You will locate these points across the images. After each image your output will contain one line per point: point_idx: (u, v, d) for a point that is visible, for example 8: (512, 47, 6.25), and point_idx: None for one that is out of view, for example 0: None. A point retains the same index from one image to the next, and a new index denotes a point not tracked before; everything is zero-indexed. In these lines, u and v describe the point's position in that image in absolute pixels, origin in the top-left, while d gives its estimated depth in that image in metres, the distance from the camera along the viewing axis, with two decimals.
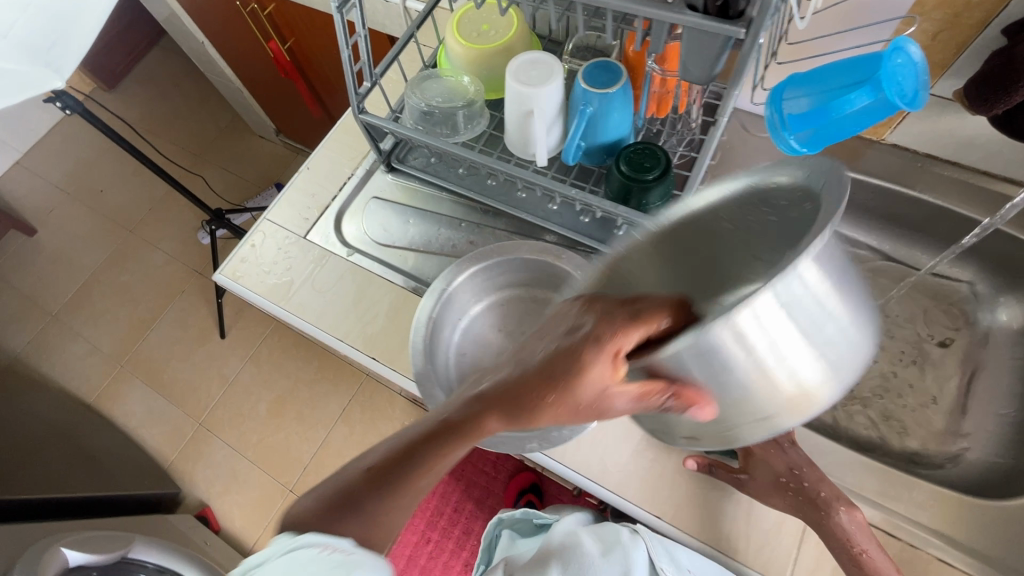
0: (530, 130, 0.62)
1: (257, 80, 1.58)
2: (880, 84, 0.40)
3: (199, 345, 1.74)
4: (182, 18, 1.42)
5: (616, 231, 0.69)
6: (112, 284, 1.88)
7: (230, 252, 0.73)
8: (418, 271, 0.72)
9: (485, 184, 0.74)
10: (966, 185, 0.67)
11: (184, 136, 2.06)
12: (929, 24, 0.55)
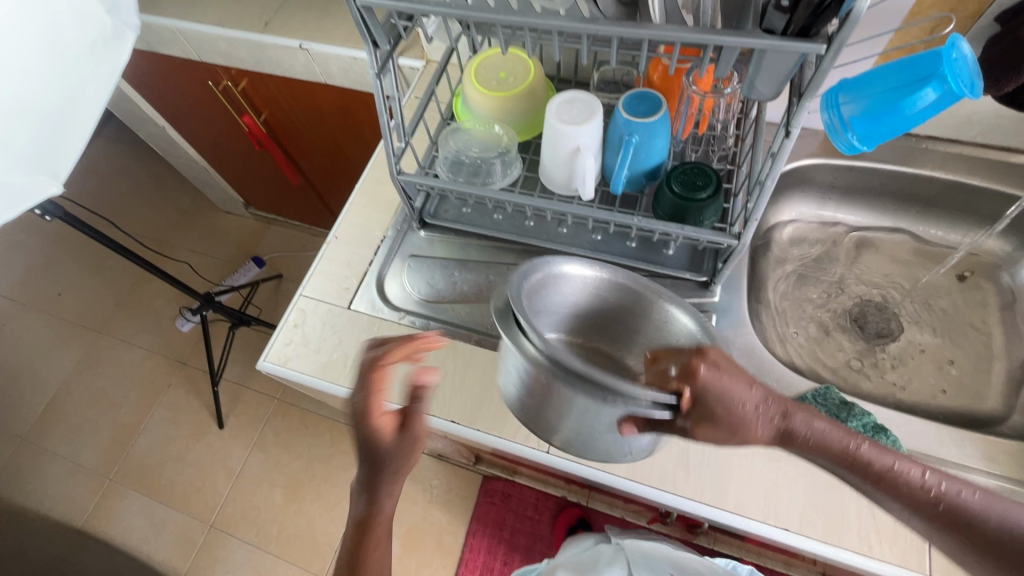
0: (577, 166, 0.63)
1: (227, 156, 1.53)
2: (947, 78, 0.42)
3: (196, 440, 1.62)
4: (143, 105, 1.37)
5: (665, 250, 0.69)
6: (86, 392, 1.73)
7: (272, 336, 0.70)
8: (477, 322, 0.70)
9: (526, 224, 0.73)
10: (972, 159, 0.73)
11: (145, 224, 1.96)
12: (929, 18, 0.60)
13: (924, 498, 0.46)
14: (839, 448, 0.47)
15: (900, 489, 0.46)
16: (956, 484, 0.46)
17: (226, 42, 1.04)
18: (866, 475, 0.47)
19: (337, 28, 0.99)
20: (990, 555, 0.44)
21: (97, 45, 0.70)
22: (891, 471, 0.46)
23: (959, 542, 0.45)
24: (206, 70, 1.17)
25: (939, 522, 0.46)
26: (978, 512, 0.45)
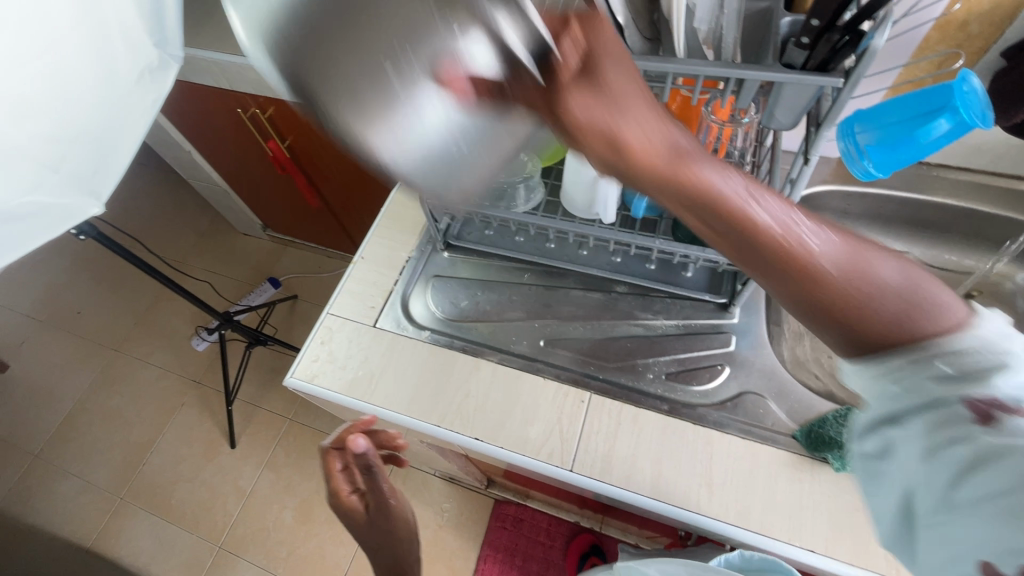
0: (599, 191, 0.65)
1: (249, 180, 1.58)
2: (959, 109, 0.44)
3: (208, 460, 1.63)
4: (171, 130, 1.43)
5: (684, 272, 0.71)
6: (101, 410, 1.75)
7: (299, 353, 0.72)
8: (499, 340, 0.71)
9: (547, 246, 0.75)
10: (982, 186, 0.75)
11: (165, 245, 2.01)
12: (937, 53, 0.63)
13: (833, 257, 0.35)
14: (725, 187, 0.35)
15: (802, 248, 0.35)
16: (863, 243, 0.36)
17: (257, 72, 1.09)
18: (763, 226, 0.35)
19: None
20: (892, 332, 0.36)
21: (144, 78, 0.74)
22: (792, 222, 0.35)
23: (861, 315, 0.35)
24: (236, 98, 1.22)
25: (842, 289, 0.35)
26: (894, 289, 0.35)
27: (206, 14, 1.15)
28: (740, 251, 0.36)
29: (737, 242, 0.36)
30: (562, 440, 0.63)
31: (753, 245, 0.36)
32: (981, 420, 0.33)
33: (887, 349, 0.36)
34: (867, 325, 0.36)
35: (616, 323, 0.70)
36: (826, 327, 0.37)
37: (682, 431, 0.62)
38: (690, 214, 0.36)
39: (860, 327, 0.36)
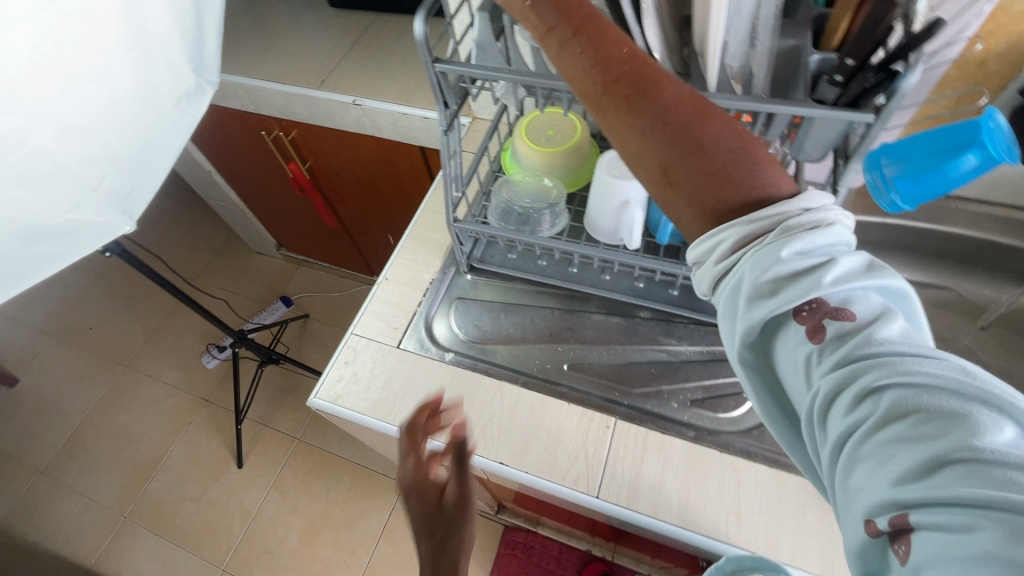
0: (625, 217, 0.66)
1: (267, 200, 1.61)
2: (986, 144, 0.45)
3: (214, 480, 1.61)
4: (194, 152, 1.46)
5: (707, 298, 0.72)
6: (109, 426, 1.74)
7: (323, 373, 0.72)
8: (522, 363, 0.71)
9: (570, 270, 0.76)
10: (1001, 219, 0.76)
11: (179, 262, 2.03)
12: (957, 90, 0.65)
13: (677, 114, 0.37)
14: (612, 49, 0.39)
15: (651, 98, 0.38)
16: (719, 112, 0.38)
17: (283, 97, 1.12)
18: (631, 79, 0.38)
19: (388, 86, 1.07)
20: (713, 188, 0.37)
21: (182, 102, 0.76)
22: (656, 80, 0.38)
23: (688, 167, 0.37)
24: (261, 121, 1.25)
25: (673, 140, 0.37)
26: (723, 151, 0.37)
27: (236, 42, 1.19)
28: (603, 109, 0.39)
29: (602, 99, 0.39)
30: (588, 466, 0.63)
31: (613, 98, 0.39)
32: (827, 336, 0.32)
33: (724, 223, 0.37)
34: (691, 181, 0.37)
35: (640, 348, 0.70)
36: (661, 191, 0.39)
37: (708, 458, 0.62)
38: (581, 76, 0.40)
39: (690, 180, 0.37)
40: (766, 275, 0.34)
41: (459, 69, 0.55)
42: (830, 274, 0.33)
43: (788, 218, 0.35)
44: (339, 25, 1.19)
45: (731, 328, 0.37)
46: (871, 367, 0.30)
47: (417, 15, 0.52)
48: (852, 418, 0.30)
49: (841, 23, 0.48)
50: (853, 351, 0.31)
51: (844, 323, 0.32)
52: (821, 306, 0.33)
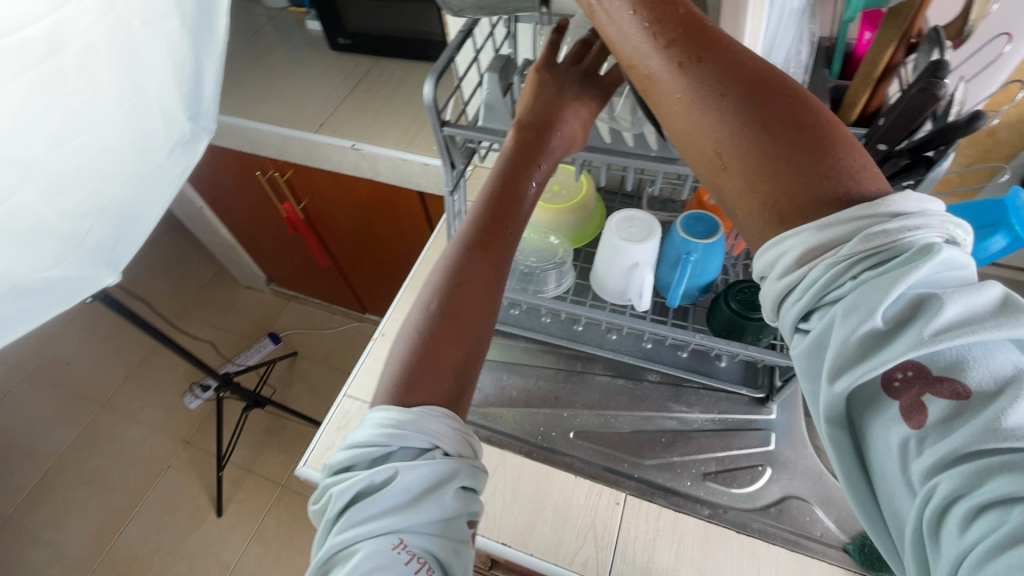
0: (635, 279, 0.64)
1: (259, 237, 1.57)
2: (1013, 228, 0.44)
3: (191, 529, 1.53)
4: (186, 188, 1.43)
5: (718, 361, 0.68)
6: (81, 470, 1.65)
7: (313, 439, 0.68)
8: (526, 431, 0.68)
9: (575, 329, 0.72)
10: (1006, 280, 0.76)
11: (164, 296, 1.97)
12: (965, 156, 0.65)
13: (741, 83, 0.32)
14: (665, 7, 0.33)
15: (712, 65, 0.32)
16: (789, 84, 0.32)
17: (280, 138, 1.10)
18: (687, 40, 0.32)
19: (388, 131, 1.06)
20: (777, 172, 0.31)
21: (176, 149, 0.73)
22: (724, 56, 0.32)
23: (748, 146, 0.31)
24: (256, 161, 1.23)
25: (734, 116, 0.32)
26: (803, 173, 0.30)
27: (234, 83, 1.18)
28: (652, 78, 0.34)
29: (651, 64, 0.33)
30: (598, 547, 0.59)
31: (666, 67, 0.33)
32: (928, 419, 0.26)
33: (791, 229, 0.31)
34: (752, 163, 0.31)
35: (650, 416, 0.67)
36: (715, 175, 0.34)
37: (725, 540, 0.58)
38: (623, 42, 0.34)
39: (750, 163, 0.31)
40: (854, 325, 0.28)
41: (468, 132, 0.53)
42: (937, 322, 0.26)
43: (876, 234, 0.28)
44: (341, 68, 1.19)
45: (809, 385, 0.31)
46: (993, 467, 0.24)
47: (428, 77, 0.51)
48: (965, 535, 0.24)
49: (860, 96, 0.46)
50: (966, 441, 0.25)
51: (952, 399, 0.26)
52: (920, 372, 0.27)
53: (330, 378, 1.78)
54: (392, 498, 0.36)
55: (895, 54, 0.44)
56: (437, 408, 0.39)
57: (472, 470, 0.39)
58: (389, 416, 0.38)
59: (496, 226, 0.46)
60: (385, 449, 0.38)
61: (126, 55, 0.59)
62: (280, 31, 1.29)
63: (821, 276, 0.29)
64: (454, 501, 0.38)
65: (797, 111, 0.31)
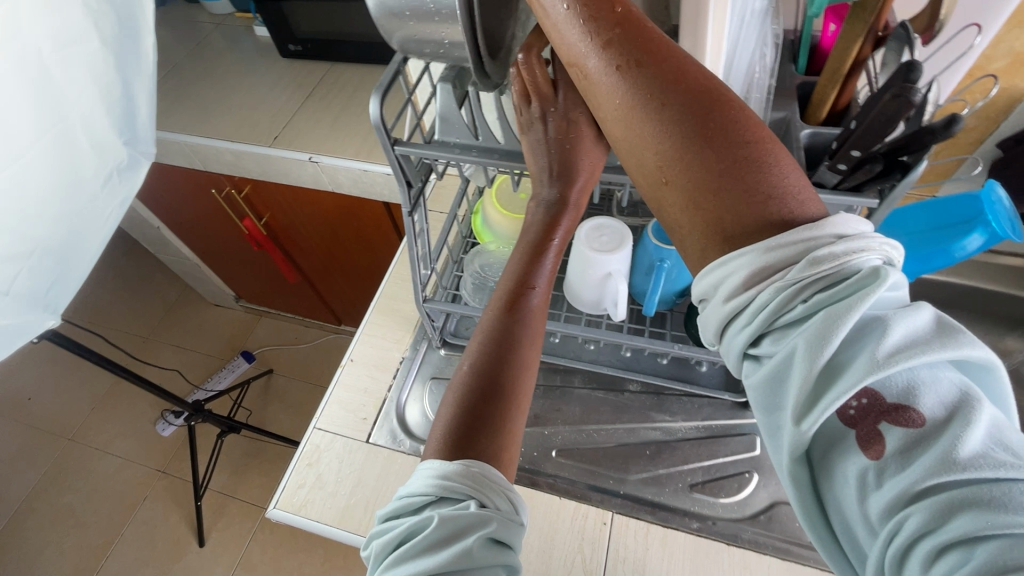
0: (609, 288, 0.62)
1: (222, 254, 1.51)
2: (990, 223, 0.42)
3: (173, 563, 1.48)
4: (140, 209, 1.36)
5: (698, 367, 0.68)
6: (51, 510, 1.58)
7: (282, 480, 0.64)
8: None
9: (551, 342, 0.71)
10: (977, 265, 0.78)
11: (128, 321, 1.88)
12: None
13: (679, 92, 0.30)
14: (601, 4, 0.31)
15: (648, 70, 0.30)
16: (730, 100, 0.30)
17: (233, 154, 1.05)
18: (627, 44, 0.31)
19: (348, 142, 1.01)
20: (719, 188, 0.28)
21: (112, 179, 0.68)
22: (663, 64, 0.30)
23: (688, 161, 0.29)
24: (210, 178, 1.17)
25: (674, 126, 0.30)
26: (748, 191, 0.28)
27: (180, 99, 1.12)
28: (593, 77, 0.32)
29: (587, 64, 0.32)
30: (586, 572, 0.57)
31: (605, 68, 0.31)
32: (887, 449, 0.24)
33: (737, 249, 0.28)
34: (688, 179, 0.29)
35: (633, 427, 0.65)
36: (656, 190, 0.32)
37: (716, 554, 0.57)
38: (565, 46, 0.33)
39: (688, 177, 0.29)
40: (810, 348, 0.25)
41: (421, 150, 0.50)
42: (889, 343, 0.24)
43: (822, 257, 0.26)
44: (294, 77, 1.13)
45: (770, 423, 0.28)
46: (952, 501, 0.22)
47: (373, 94, 0.47)
48: (929, 575, 0.22)
49: (828, 95, 0.44)
50: (924, 474, 0.23)
51: (907, 428, 0.24)
52: (874, 401, 0.25)
53: (308, 395, 1.74)
54: (427, 543, 0.33)
55: (862, 50, 0.41)
56: (479, 459, 0.35)
57: (509, 525, 0.34)
58: (434, 465, 0.35)
59: (526, 288, 0.43)
60: (428, 498, 0.35)
61: (39, 84, 0.55)
62: (228, 42, 1.22)
63: (771, 303, 0.27)
64: (484, 553, 0.32)
65: (738, 125, 0.29)
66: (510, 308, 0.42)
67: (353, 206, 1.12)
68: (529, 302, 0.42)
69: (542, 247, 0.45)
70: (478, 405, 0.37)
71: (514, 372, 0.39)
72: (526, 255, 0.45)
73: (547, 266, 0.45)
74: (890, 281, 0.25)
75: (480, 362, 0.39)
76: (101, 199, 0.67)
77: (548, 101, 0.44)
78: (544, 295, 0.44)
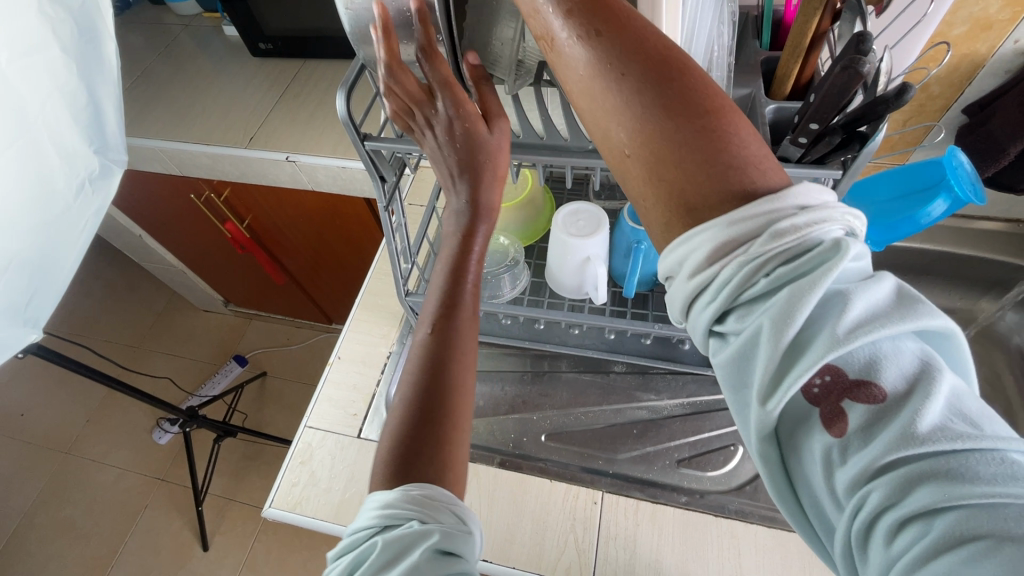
0: (588, 273, 0.62)
1: (207, 259, 1.50)
2: (954, 188, 0.43)
3: (178, 568, 1.48)
4: (119, 218, 1.35)
5: (681, 345, 0.69)
6: (52, 524, 1.58)
7: (275, 479, 0.65)
8: (498, 441, 0.66)
9: (536, 328, 0.71)
10: (948, 230, 0.79)
11: (117, 331, 1.87)
12: (903, 113, 0.66)
13: (642, 61, 0.29)
14: None
15: (610, 40, 0.30)
16: (694, 70, 0.29)
17: (209, 158, 1.04)
18: (589, 14, 0.31)
19: (325, 138, 1.00)
20: (679, 160, 0.29)
21: (84, 189, 0.67)
22: (627, 32, 0.30)
23: (649, 132, 0.29)
24: (188, 183, 1.16)
25: (637, 96, 0.29)
26: (705, 159, 0.28)
27: (152, 104, 1.10)
28: (562, 47, 0.32)
29: (554, 35, 0.32)
30: (579, 550, 0.58)
31: (572, 39, 0.31)
32: (850, 426, 0.25)
33: (698, 224, 0.29)
34: (653, 150, 0.29)
35: (619, 408, 0.66)
36: (620, 163, 0.32)
37: (704, 526, 0.58)
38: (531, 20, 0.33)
39: (652, 149, 0.29)
40: (775, 326, 0.26)
41: (392, 144, 0.50)
42: (849, 319, 0.25)
43: (784, 232, 0.26)
44: (266, 76, 1.12)
45: (737, 402, 0.29)
46: (913, 475, 0.23)
47: (338, 90, 0.47)
48: (892, 547, 0.23)
49: (792, 68, 0.45)
50: (886, 449, 0.24)
51: (870, 404, 0.25)
52: (837, 377, 0.26)
53: (303, 395, 1.74)
54: (373, 568, 0.34)
55: (821, 22, 0.41)
56: (419, 484, 0.37)
57: (454, 536, 0.35)
58: (377, 499, 0.37)
59: (452, 304, 0.45)
60: (374, 530, 0.36)
61: None
62: (198, 43, 1.20)
63: (730, 282, 0.27)
64: (430, 565, 0.33)
65: (699, 93, 0.29)
66: (438, 325, 0.44)
67: (334, 204, 1.12)
68: (457, 318, 0.45)
69: (462, 263, 0.48)
70: (417, 430, 0.40)
71: (443, 386, 0.42)
72: (446, 269, 0.48)
73: (470, 280, 0.47)
74: (852, 252, 0.26)
75: (411, 382, 0.42)
76: (74, 211, 0.66)
77: (428, 107, 0.44)
78: (470, 308, 0.46)
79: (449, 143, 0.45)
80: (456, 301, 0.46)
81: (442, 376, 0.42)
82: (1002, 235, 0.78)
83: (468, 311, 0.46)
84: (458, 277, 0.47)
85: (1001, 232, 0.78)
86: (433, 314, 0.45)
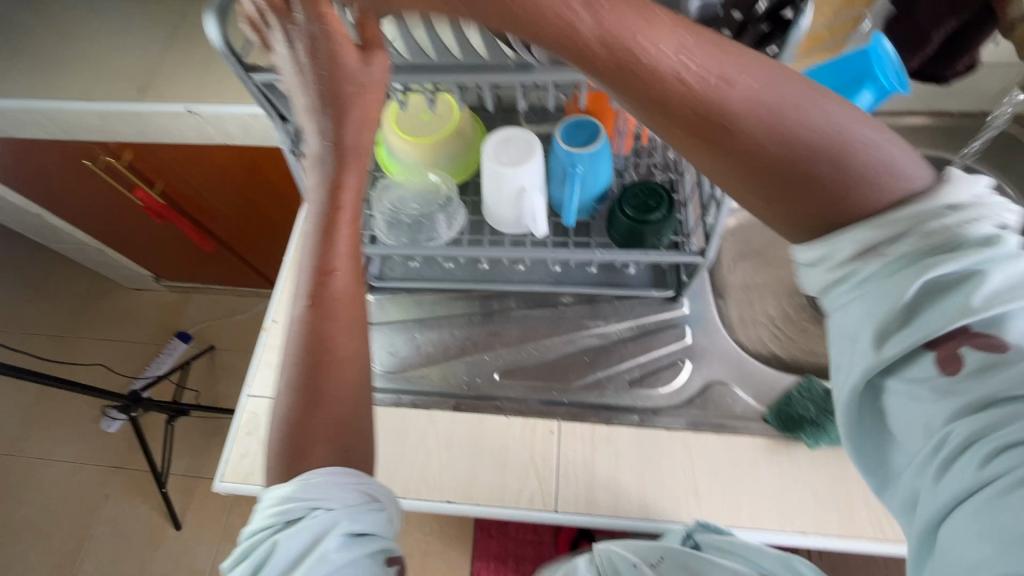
0: (524, 206, 0.60)
1: (122, 233, 1.37)
2: (877, 78, 0.44)
3: (152, 551, 1.46)
4: (9, 196, 1.20)
5: (626, 270, 0.68)
6: (6, 526, 1.51)
7: (223, 452, 0.62)
8: (453, 385, 0.65)
9: (480, 269, 0.69)
10: None
11: (39, 321, 1.73)
12: (833, 7, 0.65)
13: (774, 144, 0.33)
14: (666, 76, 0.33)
15: (743, 129, 0.32)
16: (817, 129, 0.32)
17: (98, 116, 0.92)
18: (709, 120, 0.33)
19: (229, 83, 0.90)
20: (813, 210, 0.34)
21: None
22: (747, 119, 0.32)
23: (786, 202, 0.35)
24: (80, 148, 1.03)
25: (769, 178, 0.34)
26: (837, 208, 0.34)
27: (15, 57, 0.95)
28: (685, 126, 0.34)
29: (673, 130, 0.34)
30: (540, 480, 0.59)
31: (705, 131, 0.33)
32: (963, 367, 0.31)
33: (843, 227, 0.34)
34: (789, 209, 0.35)
35: (570, 337, 0.66)
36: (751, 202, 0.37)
37: (657, 440, 0.60)
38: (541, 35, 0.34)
39: (788, 206, 0.35)
40: (894, 289, 0.32)
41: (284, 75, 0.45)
42: (983, 291, 0.31)
43: (935, 229, 0.32)
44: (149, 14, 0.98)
45: (849, 355, 0.35)
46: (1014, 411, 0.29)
47: (207, 15, 0.41)
48: (985, 466, 0.28)
49: None
50: (1000, 389, 0.30)
51: (989, 351, 0.31)
52: (961, 332, 0.31)
53: None
54: (283, 565, 0.37)
55: None
56: (313, 472, 0.39)
57: (358, 515, 0.39)
58: (273, 497, 0.39)
59: (325, 273, 0.44)
60: (273, 527, 0.38)
61: None
62: None
63: (864, 261, 0.34)
64: (336, 551, 0.37)
65: (832, 152, 0.33)
66: (314, 298, 0.44)
67: (254, 157, 1.03)
68: (329, 290, 0.44)
69: (333, 229, 0.45)
70: (303, 408, 0.42)
71: (319, 361, 0.43)
72: (314, 236, 0.45)
73: (342, 241, 0.45)
74: (1001, 245, 0.31)
75: (291, 359, 0.43)
76: None
77: (287, 18, 0.41)
78: (344, 274, 0.45)
79: (311, 66, 0.42)
80: (329, 269, 0.45)
81: (322, 356, 0.43)
82: (930, 129, 0.80)
83: (343, 277, 0.45)
84: (327, 243, 0.45)
85: (929, 126, 0.80)
86: (307, 289, 0.44)
